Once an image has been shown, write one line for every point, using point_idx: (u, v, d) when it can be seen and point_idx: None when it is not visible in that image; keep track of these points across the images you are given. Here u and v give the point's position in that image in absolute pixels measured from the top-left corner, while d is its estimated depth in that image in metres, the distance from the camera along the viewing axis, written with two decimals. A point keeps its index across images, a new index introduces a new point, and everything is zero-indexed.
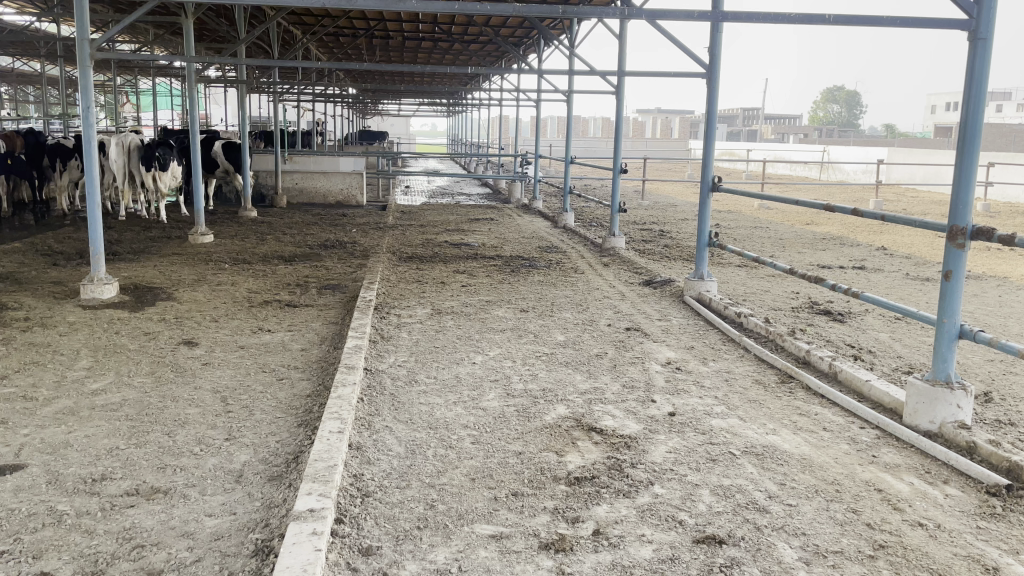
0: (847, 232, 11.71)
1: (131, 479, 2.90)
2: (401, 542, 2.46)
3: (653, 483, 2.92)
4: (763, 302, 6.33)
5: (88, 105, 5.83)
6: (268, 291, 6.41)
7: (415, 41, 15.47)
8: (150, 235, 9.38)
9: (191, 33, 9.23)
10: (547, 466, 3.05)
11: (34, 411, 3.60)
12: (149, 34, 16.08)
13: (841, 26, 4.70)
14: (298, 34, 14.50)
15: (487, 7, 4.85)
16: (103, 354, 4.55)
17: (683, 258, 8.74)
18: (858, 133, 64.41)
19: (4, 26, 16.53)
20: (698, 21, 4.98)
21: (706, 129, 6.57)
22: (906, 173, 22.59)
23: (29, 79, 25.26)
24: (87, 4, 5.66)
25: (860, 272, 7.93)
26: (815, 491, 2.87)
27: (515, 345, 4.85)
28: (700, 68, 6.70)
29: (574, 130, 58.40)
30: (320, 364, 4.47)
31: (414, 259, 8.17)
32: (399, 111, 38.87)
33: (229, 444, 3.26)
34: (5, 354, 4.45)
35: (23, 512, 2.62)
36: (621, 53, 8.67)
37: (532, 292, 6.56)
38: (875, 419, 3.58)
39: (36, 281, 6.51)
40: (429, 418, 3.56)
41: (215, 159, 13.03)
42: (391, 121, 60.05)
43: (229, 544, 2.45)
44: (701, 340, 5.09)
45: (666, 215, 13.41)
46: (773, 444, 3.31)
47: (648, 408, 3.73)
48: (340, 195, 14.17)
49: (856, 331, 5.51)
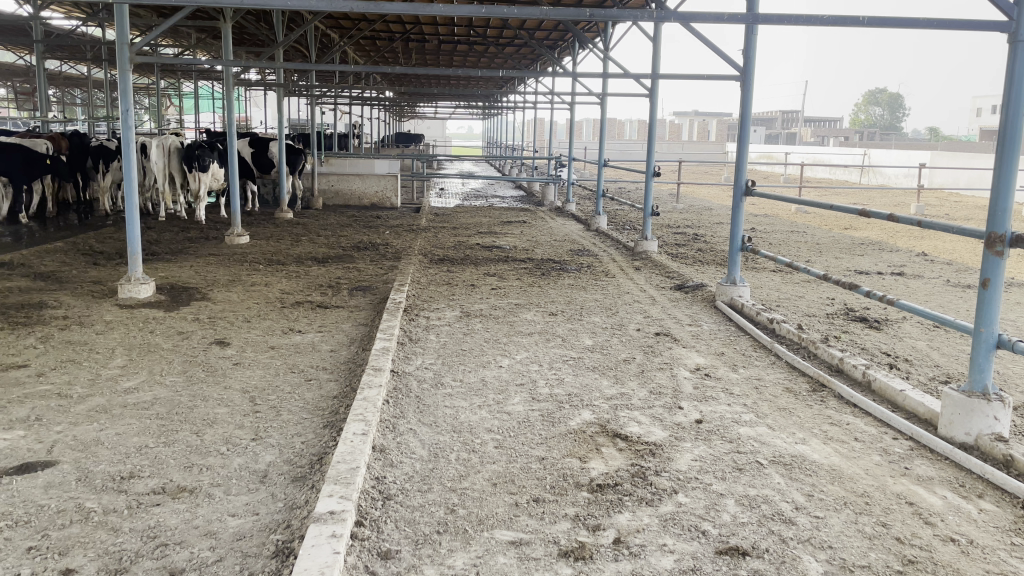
0: (887, 237, 11.50)
1: (158, 478, 2.94)
2: (420, 546, 2.46)
3: (677, 491, 2.88)
4: (797, 308, 6.23)
5: (127, 108, 5.92)
6: (299, 292, 6.46)
7: (450, 44, 15.54)
8: (188, 236, 9.53)
9: (231, 36, 9.29)
10: (570, 472, 3.02)
11: (69, 409, 3.67)
12: (191, 37, 16.36)
13: (876, 29, 4.59)
14: (335, 37, 14.66)
15: (516, 11, 4.82)
16: (138, 353, 4.62)
17: (717, 262, 8.67)
18: (900, 136, 63.15)
19: (52, 30, 16.93)
20: (730, 24, 4.91)
21: (739, 133, 6.48)
22: (950, 177, 22.00)
23: (75, 81, 25.85)
24: (126, 8, 5.76)
25: (899, 279, 7.77)
26: (843, 504, 2.80)
27: (543, 349, 4.83)
28: (733, 70, 6.63)
29: (611, 132, 58.22)
30: (348, 365, 4.49)
31: (445, 262, 8.20)
32: (435, 114, 39.08)
33: (255, 445, 3.29)
34: (42, 352, 4.55)
35: (52, 509, 2.67)
36: (655, 56, 8.62)
37: (561, 296, 6.54)
38: (909, 430, 3.49)
39: (75, 281, 6.66)
40: (453, 421, 3.56)
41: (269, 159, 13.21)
42: (427, 123, 60.46)
43: (251, 544, 2.47)
44: (732, 346, 5.02)
45: (701, 219, 13.28)
46: (803, 454, 3.25)
47: (675, 415, 3.69)
48: (375, 197, 14.28)
49: (892, 338, 5.39)
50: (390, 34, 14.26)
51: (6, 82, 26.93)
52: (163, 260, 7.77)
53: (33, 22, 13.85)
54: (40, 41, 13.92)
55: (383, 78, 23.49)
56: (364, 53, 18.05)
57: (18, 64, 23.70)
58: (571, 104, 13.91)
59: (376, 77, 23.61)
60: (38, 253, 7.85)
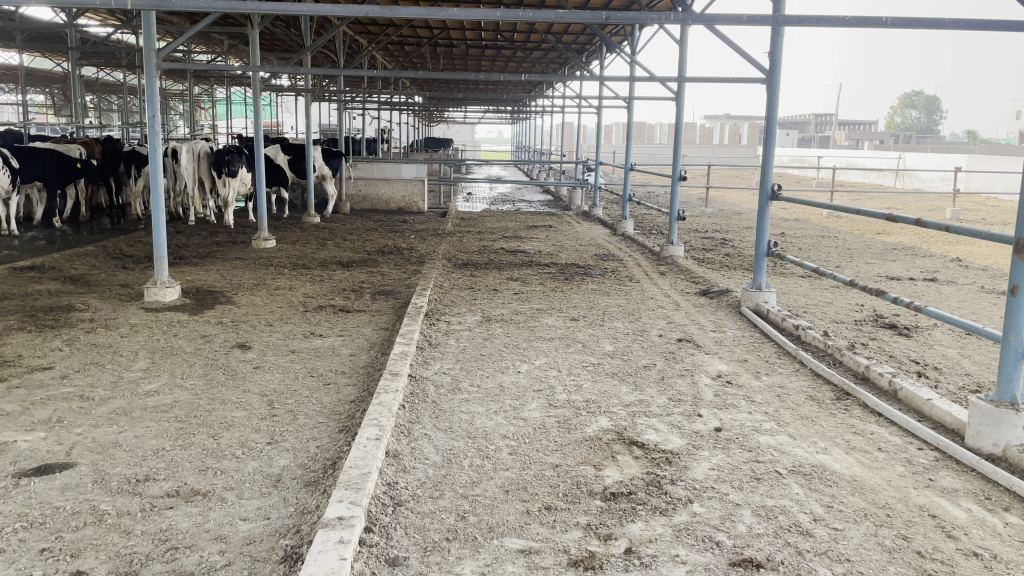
0: (920, 242, 11.27)
1: (172, 481, 2.96)
2: (428, 553, 2.44)
3: (692, 501, 2.83)
4: (824, 314, 6.12)
5: (153, 114, 6.00)
6: (322, 296, 6.49)
7: (478, 49, 15.60)
8: (216, 240, 9.63)
9: (258, 42, 9.36)
10: (584, 480, 2.99)
11: (89, 411, 3.71)
12: (223, 44, 16.58)
13: (901, 31, 4.49)
14: (364, 42, 14.76)
15: (533, 14, 4.79)
16: (160, 355, 4.68)
17: (744, 267, 8.56)
18: (937, 139, 62.03)
19: (88, 37, 17.25)
20: (752, 25, 4.81)
21: (764, 136, 6.37)
22: (987, 182, 21.57)
23: (110, 87, 26.34)
24: (152, 14, 5.84)
25: (931, 285, 7.61)
26: (863, 515, 2.74)
27: (562, 354, 4.80)
28: (759, 72, 6.53)
29: (640, 135, 57.94)
30: (366, 370, 4.50)
31: (469, 266, 8.20)
32: (465, 118, 39.17)
33: (270, 448, 3.30)
34: (68, 354, 4.62)
35: (67, 511, 2.69)
36: (681, 59, 8.55)
37: (584, 300, 6.50)
38: (935, 440, 3.40)
39: (104, 284, 6.75)
40: (468, 427, 3.54)
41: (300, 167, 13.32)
42: (457, 128, 60.62)
43: (260, 549, 2.47)
44: (755, 353, 4.95)
45: (730, 224, 13.13)
46: (823, 464, 3.18)
47: (694, 423, 3.63)
48: (402, 202, 14.35)
49: (922, 346, 5.27)
50: (418, 39, 14.32)
51: (45, 88, 27.58)
52: (191, 264, 7.87)
53: (69, 30, 14.14)
54: (75, 49, 14.21)
55: (412, 83, 23.63)
56: (393, 57, 18.14)
57: (57, 70, 24.27)
58: (598, 108, 13.85)
59: (406, 83, 23.79)
60: (70, 257, 7.99)
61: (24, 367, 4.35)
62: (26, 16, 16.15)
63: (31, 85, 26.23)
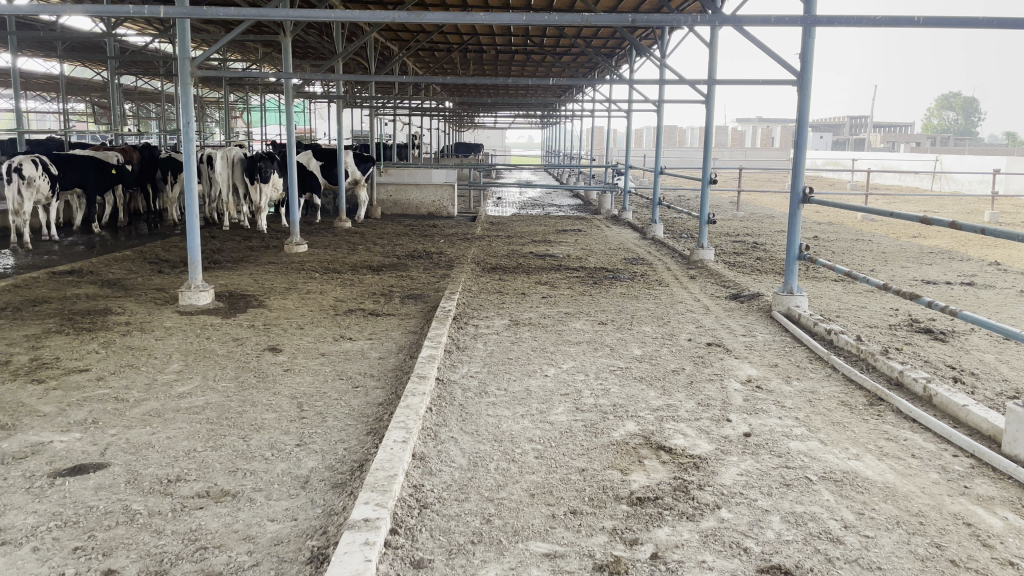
0: (958, 246, 11.08)
1: (203, 481, 3.00)
2: (453, 555, 2.44)
3: (720, 506, 2.80)
4: (858, 319, 6.02)
5: (188, 120, 6.09)
6: (352, 300, 6.55)
7: (508, 54, 15.67)
8: (249, 245, 9.76)
9: (290, 49, 9.46)
10: (610, 485, 2.97)
11: (124, 412, 3.79)
12: (258, 52, 16.81)
13: (933, 30, 4.41)
14: (395, 48, 14.89)
15: (559, 18, 4.77)
16: (193, 358, 4.75)
17: (775, 271, 8.46)
18: (974, 142, 60.89)
19: (126, 46, 17.59)
20: (781, 27, 4.75)
21: (796, 139, 6.30)
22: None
23: (148, 95, 26.84)
24: (187, 23, 5.94)
25: (969, 289, 7.47)
26: (896, 522, 2.69)
27: (590, 358, 4.79)
28: (789, 73, 6.46)
29: (671, 140, 57.60)
30: (394, 373, 4.52)
31: (498, 270, 8.22)
32: (495, 123, 39.27)
33: (299, 450, 3.34)
34: (103, 357, 4.71)
35: (100, 510, 2.75)
36: (711, 62, 8.50)
37: (613, 304, 6.47)
38: (971, 447, 3.33)
39: (140, 288, 6.88)
40: (494, 430, 3.54)
41: (333, 173, 13.44)
42: (487, 133, 60.97)
43: (287, 549, 2.49)
44: (786, 357, 4.88)
45: (762, 227, 13.00)
46: (855, 471, 3.13)
47: (723, 428, 3.60)
48: (432, 206, 14.43)
49: (957, 351, 5.17)
50: (447, 44, 14.42)
51: (86, 97, 28.19)
52: (224, 268, 7.99)
53: (108, 39, 14.43)
54: (114, 58, 14.48)
55: (443, 88, 23.76)
56: (424, 63, 18.28)
57: (96, 79, 24.85)
58: (627, 112, 13.82)
59: (436, 88, 23.95)
60: (108, 261, 8.15)
61: (61, 369, 4.45)
62: (66, 26, 16.52)
63: (71, 94, 26.85)
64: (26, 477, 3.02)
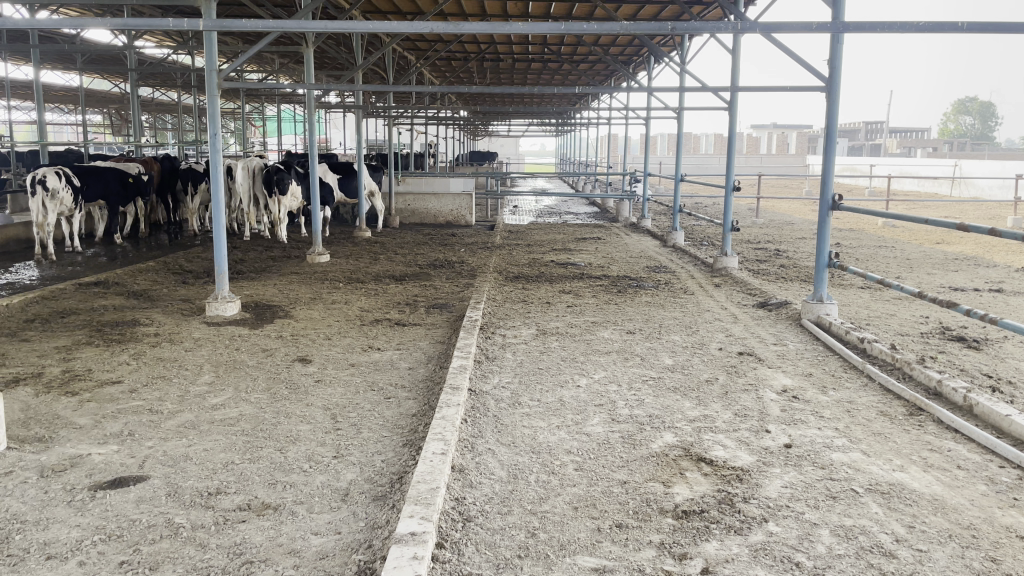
0: (983, 252, 10.97)
1: (243, 494, 2.99)
2: (501, 570, 2.42)
3: (767, 519, 2.76)
4: (888, 327, 5.95)
5: (216, 132, 6.10)
6: (378, 310, 6.55)
7: (525, 63, 15.68)
8: (271, 255, 9.77)
9: (312, 60, 9.45)
10: (653, 498, 2.93)
11: (159, 424, 3.78)
12: (276, 63, 16.91)
13: (979, 35, 4.25)
14: (413, 57, 14.93)
15: (595, 26, 4.71)
16: (223, 369, 4.75)
17: (800, 279, 8.40)
18: (992, 147, 60.41)
19: (146, 59, 17.67)
20: (818, 34, 4.66)
21: (825, 146, 6.21)
22: None
23: (165, 106, 27.04)
24: (215, 35, 5.93)
25: (999, 296, 7.37)
26: (948, 536, 2.64)
27: (621, 368, 4.75)
28: (818, 79, 6.38)
29: (686, 146, 57.59)
30: (426, 383, 4.51)
31: (521, 279, 8.20)
32: (510, 132, 39.35)
33: (337, 462, 3.32)
34: (135, 369, 4.73)
35: (143, 523, 2.74)
36: (735, 69, 8.46)
37: (639, 313, 6.45)
38: (1017, 458, 3.27)
39: (166, 299, 6.92)
40: (531, 442, 3.51)
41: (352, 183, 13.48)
42: (500, 142, 61.33)
43: (333, 564, 2.47)
44: (820, 366, 4.83)
45: (783, 234, 12.96)
46: (902, 483, 3.08)
47: (762, 439, 3.55)
48: (450, 215, 14.43)
49: (992, 359, 5.10)
50: (465, 54, 14.44)
51: (105, 109, 28.45)
52: (248, 278, 8.01)
53: (127, 51, 14.49)
54: (134, 69, 14.55)
55: (458, 97, 23.85)
56: (441, 73, 18.36)
57: (116, 91, 25.09)
58: (645, 119, 13.79)
59: (452, 98, 24.02)
60: (133, 272, 8.19)
61: (93, 381, 4.45)
62: (88, 39, 16.65)
63: (90, 105, 27.10)
64: (66, 491, 3.01)
